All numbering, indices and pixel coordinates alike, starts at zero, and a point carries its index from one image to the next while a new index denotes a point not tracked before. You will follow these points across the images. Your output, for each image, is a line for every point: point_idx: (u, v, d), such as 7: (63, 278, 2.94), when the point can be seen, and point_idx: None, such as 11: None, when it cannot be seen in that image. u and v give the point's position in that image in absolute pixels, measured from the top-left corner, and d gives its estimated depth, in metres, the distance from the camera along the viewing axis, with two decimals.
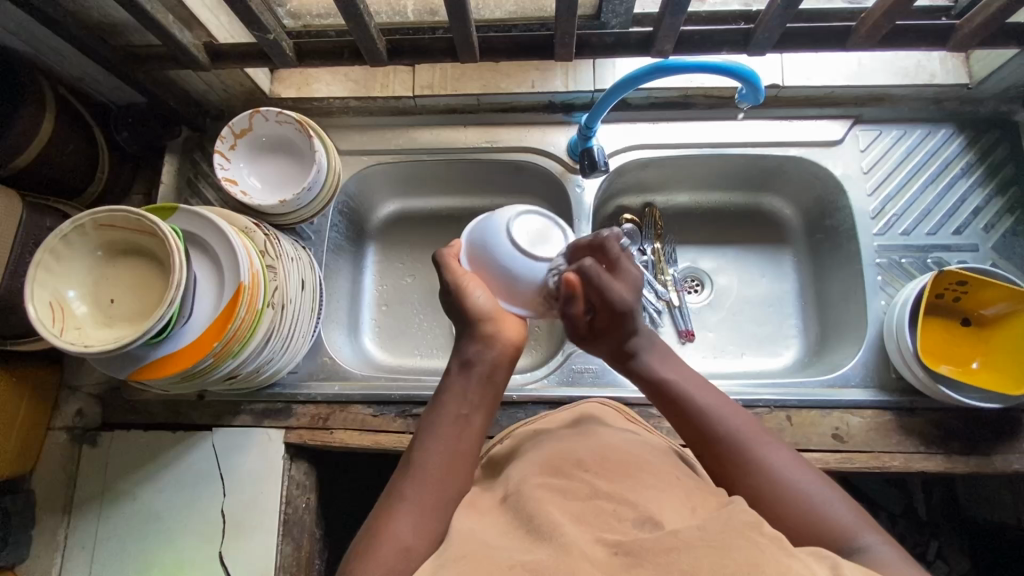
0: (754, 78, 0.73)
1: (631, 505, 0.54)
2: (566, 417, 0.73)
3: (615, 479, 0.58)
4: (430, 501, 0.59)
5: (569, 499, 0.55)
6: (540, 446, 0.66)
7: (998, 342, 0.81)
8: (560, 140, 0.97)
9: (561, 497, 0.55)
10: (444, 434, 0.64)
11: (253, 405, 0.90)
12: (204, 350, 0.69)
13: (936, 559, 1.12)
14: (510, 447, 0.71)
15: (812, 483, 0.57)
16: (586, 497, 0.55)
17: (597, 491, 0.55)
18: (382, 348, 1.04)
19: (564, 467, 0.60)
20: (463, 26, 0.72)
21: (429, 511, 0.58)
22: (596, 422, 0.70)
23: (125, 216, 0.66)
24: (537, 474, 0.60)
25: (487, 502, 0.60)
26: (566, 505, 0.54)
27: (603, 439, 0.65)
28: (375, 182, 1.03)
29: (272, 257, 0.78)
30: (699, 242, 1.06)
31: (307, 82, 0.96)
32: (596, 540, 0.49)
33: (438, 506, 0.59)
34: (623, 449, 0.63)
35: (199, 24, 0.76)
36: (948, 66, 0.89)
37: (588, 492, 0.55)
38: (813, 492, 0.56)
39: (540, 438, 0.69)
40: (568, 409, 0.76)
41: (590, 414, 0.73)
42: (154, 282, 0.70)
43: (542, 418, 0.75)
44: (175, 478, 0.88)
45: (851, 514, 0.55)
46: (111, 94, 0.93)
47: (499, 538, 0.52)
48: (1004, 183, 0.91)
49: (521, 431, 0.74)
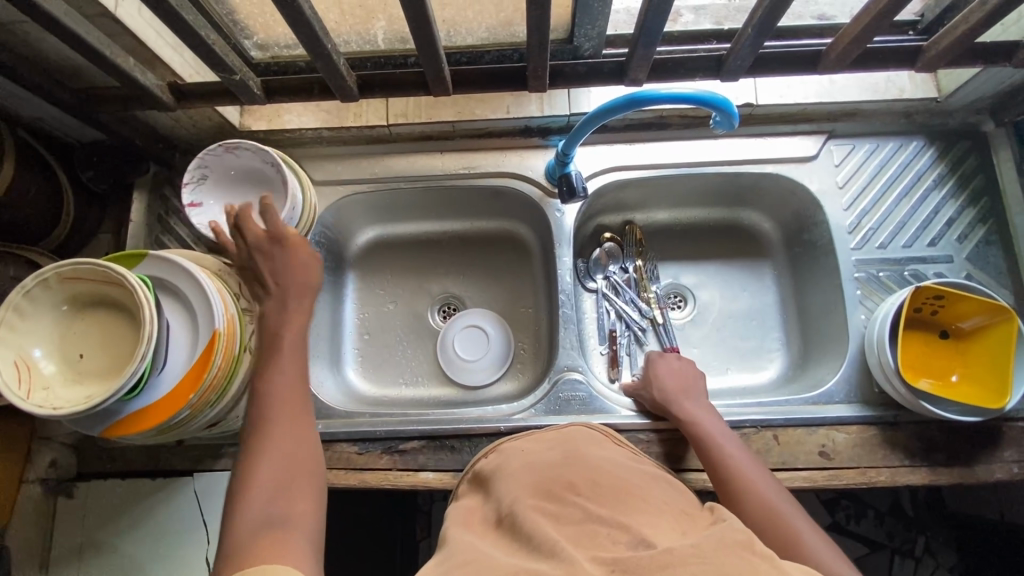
0: (727, 105, 0.71)
1: (625, 529, 0.52)
2: (554, 440, 0.72)
3: (608, 503, 0.57)
4: (296, 425, 0.64)
5: (562, 524, 0.54)
6: (527, 469, 0.65)
7: (975, 355, 0.81)
8: (538, 165, 0.96)
9: (554, 523, 0.54)
10: (287, 362, 0.67)
11: (234, 447, 0.88)
12: (181, 403, 0.67)
13: (925, 555, 1.15)
14: (492, 471, 0.70)
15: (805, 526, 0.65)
16: (580, 521, 0.54)
17: (590, 515, 0.54)
18: (365, 379, 1.03)
19: (555, 489, 0.60)
20: (433, 61, 0.71)
21: (298, 433, 0.63)
22: (581, 447, 0.69)
23: (92, 268, 0.64)
24: (530, 496, 0.59)
25: (483, 526, 0.59)
26: (559, 529, 0.53)
27: (593, 462, 0.65)
28: (352, 211, 1.02)
29: (247, 299, 0.77)
30: (680, 258, 1.07)
31: (278, 114, 0.95)
32: (592, 557, 0.48)
33: (301, 424, 0.64)
34: (613, 473, 0.63)
35: (162, 64, 0.74)
36: (916, 82, 0.91)
37: (581, 516, 0.54)
38: (808, 537, 0.64)
39: (528, 461, 0.68)
40: (555, 430, 0.76)
41: (574, 439, 0.72)
42: (123, 334, 0.67)
43: (529, 436, 0.76)
44: (157, 526, 0.85)
45: (832, 551, 0.62)
46: (73, 134, 0.90)
47: (493, 560, 0.50)
48: (975, 194, 0.92)
49: (511, 450, 0.73)
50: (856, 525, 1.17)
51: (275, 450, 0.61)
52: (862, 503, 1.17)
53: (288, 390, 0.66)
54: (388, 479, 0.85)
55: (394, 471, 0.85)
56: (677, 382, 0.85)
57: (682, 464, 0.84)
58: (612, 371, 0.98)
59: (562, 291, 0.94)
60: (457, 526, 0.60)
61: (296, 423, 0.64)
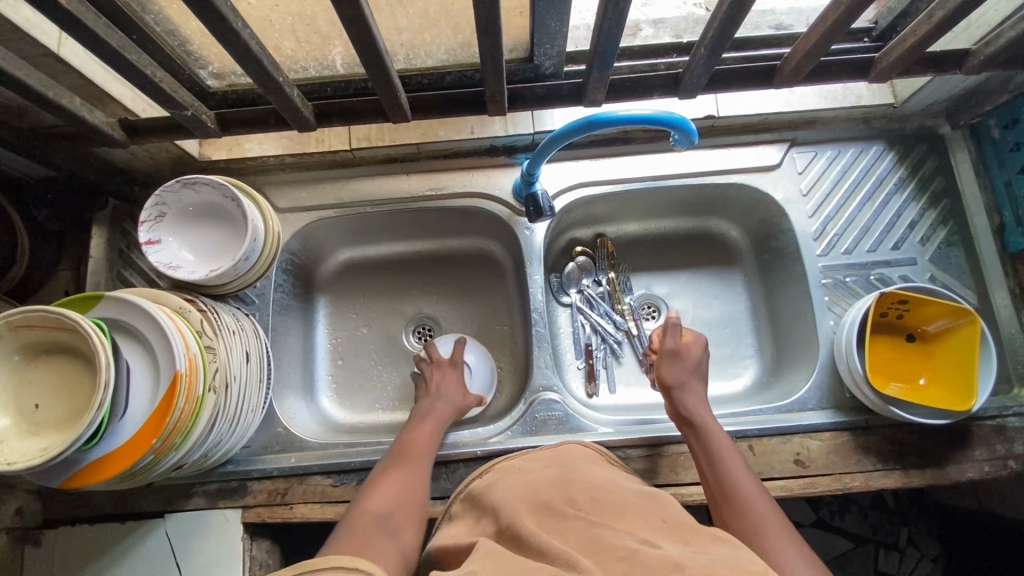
0: (684, 123, 0.71)
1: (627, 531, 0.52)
2: (550, 460, 0.71)
3: (610, 513, 0.57)
4: (416, 463, 0.77)
5: (568, 535, 0.53)
6: (528, 488, 0.64)
7: (941, 358, 0.82)
8: (505, 183, 0.96)
9: (558, 535, 0.54)
10: (426, 417, 0.85)
11: (205, 486, 0.85)
12: (143, 448, 0.66)
13: (908, 546, 1.16)
14: (486, 491, 0.68)
15: (789, 546, 0.60)
16: (584, 526, 0.54)
17: (593, 523, 0.54)
18: (340, 406, 1.01)
19: (554, 503, 0.59)
20: (387, 87, 0.70)
21: (416, 469, 0.76)
22: (575, 466, 0.68)
23: (43, 315, 0.62)
24: (529, 510, 0.59)
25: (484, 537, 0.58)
26: (565, 540, 0.53)
27: (589, 480, 0.64)
28: (320, 236, 1.00)
29: (210, 337, 0.75)
30: (652, 269, 1.07)
31: (238, 143, 0.93)
32: None
33: (422, 463, 0.77)
34: (611, 490, 0.62)
35: (112, 100, 0.72)
36: (873, 88, 0.92)
37: (585, 525, 0.54)
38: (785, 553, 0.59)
39: (529, 479, 0.67)
40: (548, 449, 0.75)
41: (567, 457, 0.71)
42: (80, 380, 0.66)
43: (521, 457, 0.75)
44: (129, 571, 0.83)
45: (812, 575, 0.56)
46: (25, 172, 0.87)
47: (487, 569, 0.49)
48: (935, 195, 0.93)
49: (504, 473, 0.71)
50: (840, 521, 1.18)
51: (400, 470, 0.75)
52: (844, 500, 1.18)
53: (420, 451, 0.79)
54: None
55: None
56: (691, 377, 0.82)
57: (659, 479, 0.84)
58: (589, 386, 0.98)
59: (534, 309, 0.94)
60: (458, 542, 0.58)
61: (419, 461, 0.77)
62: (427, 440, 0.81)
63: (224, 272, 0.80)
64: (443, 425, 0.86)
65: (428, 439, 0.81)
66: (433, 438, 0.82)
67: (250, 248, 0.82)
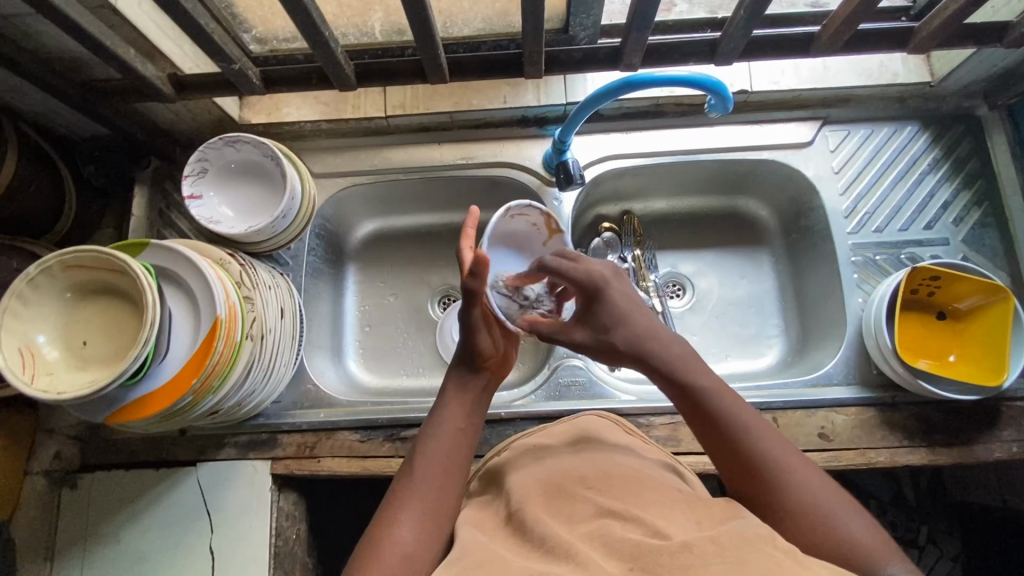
0: (722, 88, 0.72)
1: (636, 520, 0.53)
2: (564, 433, 0.72)
3: (621, 495, 0.57)
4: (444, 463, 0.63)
5: (576, 523, 0.54)
6: (539, 461, 0.65)
7: (972, 335, 0.82)
8: (535, 154, 0.97)
9: (568, 523, 0.54)
10: (458, 405, 0.67)
11: (237, 437, 0.88)
12: (183, 388, 0.68)
13: (928, 544, 1.14)
14: (507, 461, 0.69)
15: (840, 510, 0.55)
16: (592, 516, 0.54)
17: (604, 509, 0.55)
18: (367, 370, 1.03)
19: (565, 484, 0.59)
20: (429, 47, 0.72)
21: (448, 471, 0.62)
22: (595, 442, 0.69)
23: (95, 254, 0.64)
24: (539, 492, 0.59)
25: (492, 523, 0.58)
26: (573, 529, 0.54)
27: (602, 454, 0.65)
28: (352, 203, 1.02)
29: (248, 288, 0.77)
30: (678, 247, 1.07)
31: (277, 107, 0.95)
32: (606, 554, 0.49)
33: (454, 465, 0.63)
34: (624, 464, 0.63)
35: (162, 55, 0.75)
36: (909, 66, 0.91)
37: (594, 511, 0.55)
38: (837, 521, 0.54)
39: (539, 451, 0.68)
40: (564, 422, 0.76)
41: (588, 431, 0.72)
42: (126, 320, 0.68)
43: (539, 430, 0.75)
44: (161, 515, 0.86)
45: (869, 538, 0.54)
46: (74, 128, 0.91)
47: (506, 558, 0.50)
48: (970, 176, 0.93)
49: (519, 445, 0.72)
50: None
51: (427, 469, 0.62)
52: (864, 493, 1.17)
53: (448, 439, 0.64)
54: (390, 466, 0.85)
55: (396, 458, 0.85)
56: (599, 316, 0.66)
57: (681, 447, 0.84)
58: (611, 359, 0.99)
59: None
60: (467, 525, 0.58)
61: (451, 462, 0.63)
62: (461, 436, 0.65)
63: (261, 229, 0.81)
64: (478, 390, 0.69)
65: (460, 434, 0.65)
66: (475, 412, 0.68)
67: (287, 207, 0.83)
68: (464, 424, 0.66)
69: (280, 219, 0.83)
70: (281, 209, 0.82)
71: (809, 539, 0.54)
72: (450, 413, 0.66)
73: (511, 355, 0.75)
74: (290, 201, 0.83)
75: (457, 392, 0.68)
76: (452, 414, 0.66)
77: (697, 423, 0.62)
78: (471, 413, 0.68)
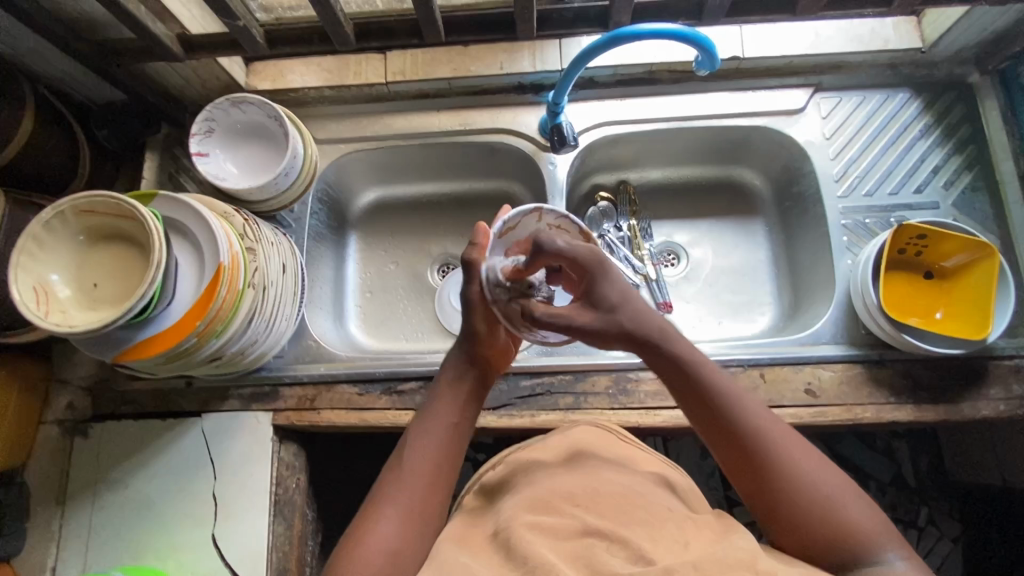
0: (710, 45, 0.75)
1: (622, 543, 0.52)
2: (558, 445, 0.69)
3: (609, 514, 0.56)
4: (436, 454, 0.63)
5: (559, 538, 0.53)
6: (532, 478, 0.63)
7: (958, 293, 0.83)
8: (531, 120, 0.99)
9: (550, 540, 0.53)
10: (450, 397, 0.67)
11: (240, 390, 0.91)
12: (187, 329, 0.71)
13: (927, 525, 1.15)
14: (502, 472, 0.69)
15: (842, 493, 0.55)
16: (576, 534, 0.53)
17: (588, 527, 0.54)
18: (367, 334, 1.06)
19: (553, 502, 0.58)
20: (426, 6, 0.75)
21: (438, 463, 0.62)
22: (590, 455, 0.67)
23: (107, 199, 0.68)
24: (525, 510, 0.57)
25: (480, 540, 0.57)
26: (555, 546, 0.52)
27: (593, 467, 0.64)
28: (353, 170, 1.05)
29: (251, 240, 0.80)
30: (675, 217, 1.09)
31: (282, 74, 0.99)
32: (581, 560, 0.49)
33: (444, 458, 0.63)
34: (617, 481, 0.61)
35: (171, 16, 0.78)
36: (901, 32, 0.93)
37: (579, 529, 0.54)
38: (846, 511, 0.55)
39: (533, 472, 0.65)
40: (557, 435, 0.71)
41: (580, 444, 0.69)
42: (135, 264, 0.71)
43: (533, 444, 0.71)
44: (167, 464, 0.89)
45: (875, 522, 0.55)
46: (90, 92, 0.95)
47: None
48: (961, 142, 0.94)
49: (514, 455, 0.70)
50: None
51: (417, 459, 0.62)
52: (863, 472, 1.17)
53: (439, 433, 0.64)
54: (386, 417, 0.88)
55: (392, 410, 0.88)
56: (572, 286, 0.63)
57: (669, 402, 0.86)
58: None
59: None
60: (456, 542, 0.57)
61: (442, 453, 0.63)
62: (455, 428, 0.65)
63: (266, 187, 0.85)
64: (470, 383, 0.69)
65: (453, 428, 0.65)
66: (467, 403, 0.68)
67: (289, 169, 0.85)
68: (458, 419, 0.66)
69: (284, 177, 0.86)
70: (284, 169, 0.85)
71: (812, 523, 0.54)
72: (444, 404, 0.67)
73: (510, 350, 0.75)
74: (292, 161, 0.85)
75: (449, 388, 0.68)
76: (448, 405, 0.67)
77: (690, 408, 0.61)
78: (465, 409, 0.67)
